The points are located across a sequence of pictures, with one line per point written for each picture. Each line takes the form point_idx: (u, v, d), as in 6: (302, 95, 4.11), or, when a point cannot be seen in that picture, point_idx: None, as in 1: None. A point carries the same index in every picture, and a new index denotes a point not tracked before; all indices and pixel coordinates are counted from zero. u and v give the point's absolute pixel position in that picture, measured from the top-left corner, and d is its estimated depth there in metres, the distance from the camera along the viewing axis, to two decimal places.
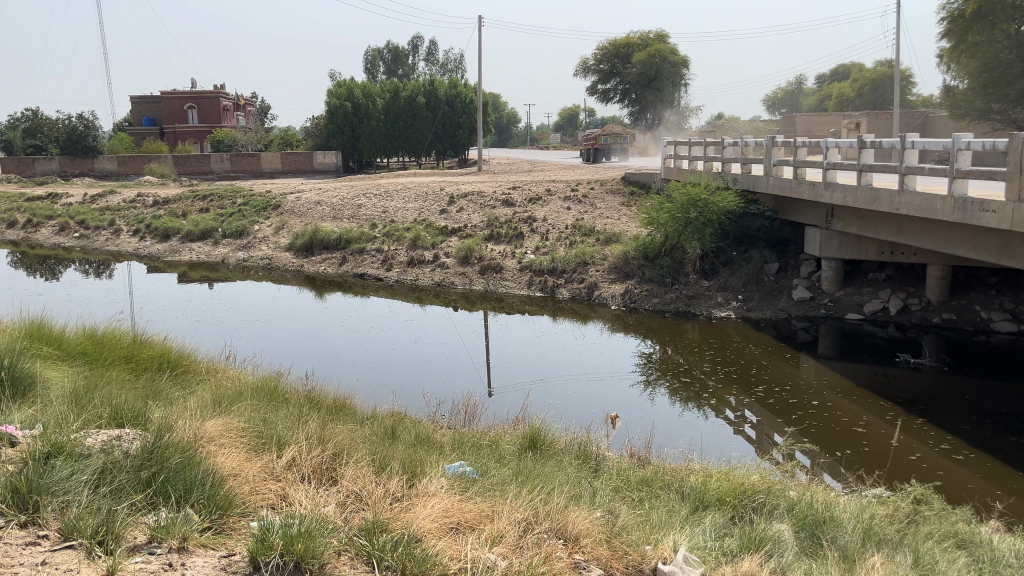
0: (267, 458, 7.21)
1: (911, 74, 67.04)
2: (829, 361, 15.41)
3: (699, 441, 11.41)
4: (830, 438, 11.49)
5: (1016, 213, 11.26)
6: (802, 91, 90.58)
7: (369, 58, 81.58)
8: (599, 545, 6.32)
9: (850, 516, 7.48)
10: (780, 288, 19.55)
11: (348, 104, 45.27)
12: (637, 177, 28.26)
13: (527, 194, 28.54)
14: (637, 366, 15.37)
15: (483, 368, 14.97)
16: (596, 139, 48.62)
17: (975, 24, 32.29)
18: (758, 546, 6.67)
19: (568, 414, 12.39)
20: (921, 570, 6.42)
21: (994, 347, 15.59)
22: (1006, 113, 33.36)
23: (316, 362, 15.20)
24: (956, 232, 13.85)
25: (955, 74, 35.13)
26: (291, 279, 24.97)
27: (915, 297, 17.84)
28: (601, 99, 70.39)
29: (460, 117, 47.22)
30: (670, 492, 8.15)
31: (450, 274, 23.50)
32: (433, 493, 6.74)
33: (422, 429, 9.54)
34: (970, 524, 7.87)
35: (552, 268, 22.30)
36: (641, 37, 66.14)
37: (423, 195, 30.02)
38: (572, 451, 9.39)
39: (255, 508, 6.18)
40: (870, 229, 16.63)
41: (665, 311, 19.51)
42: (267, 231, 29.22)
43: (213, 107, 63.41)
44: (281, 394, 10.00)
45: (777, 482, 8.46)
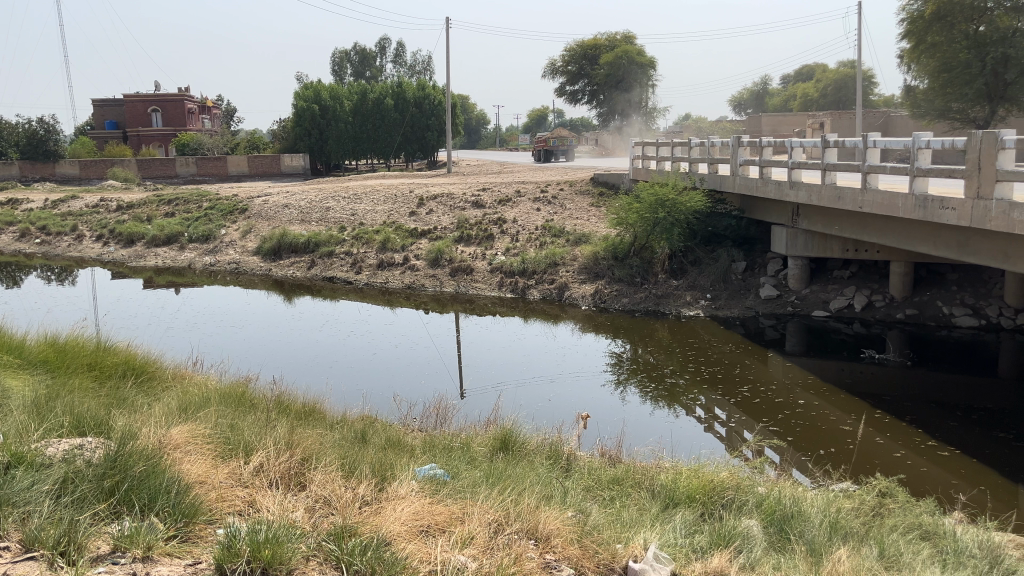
0: (234, 464, 7.14)
1: (872, 75, 68.24)
2: (796, 357, 15.62)
3: (669, 439, 11.51)
4: (798, 434, 11.64)
5: (975, 209, 11.49)
6: (768, 92, 91.59)
7: (336, 60, 81.25)
8: (569, 545, 6.34)
9: (818, 510, 7.60)
10: (747, 286, 19.77)
11: (315, 107, 45.17)
12: (606, 178, 28.34)
13: (497, 195, 28.53)
14: (608, 366, 15.43)
15: (454, 370, 14.95)
16: (545, 142, 49.19)
17: (933, 24, 32.94)
18: (728, 542, 6.75)
19: (539, 414, 12.42)
20: (886, 562, 6.54)
21: (956, 341, 15.90)
22: (965, 112, 34.07)
23: (285, 367, 15.05)
24: (918, 229, 14.09)
25: (915, 74, 35.77)
26: (259, 283, 24.73)
27: (879, 293, 18.14)
28: (569, 100, 70.74)
29: (430, 119, 46.90)
30: (641, 490, 8.18)
31: (420, 276, 23.43)
32: (404, 496, 6.73)
33: (392, 432, 9.48)
34: (933, 516, 8.01)
35: (522, 269, 22.31)
36: (608, 38, 66.52)
37: (392, 198, 29.89)
38: (543, 451, 9.39)
39: (222, 515, 6.11)
40: (834, 226, 16.87)
41: (634, 310, 19.63)
42: (234, 235, 28.94)
43: (177, 110, 62.52)
44: (249, 400, 9.88)
45: (746, 479, 8.52)
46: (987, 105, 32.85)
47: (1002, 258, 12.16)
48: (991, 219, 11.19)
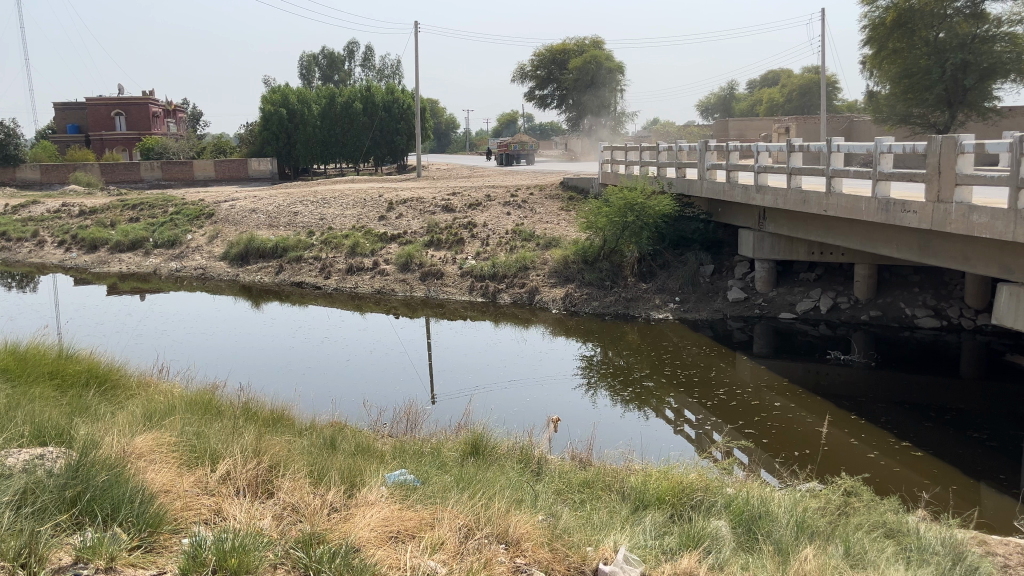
0: (200, 472, 7.05)
1: (836, 80, 69.40)
2: (763, 359, 15.80)
3: (639, 441, 11.58)
4: (765, 434, 11.78)
5: (936, 213, 11.72)
6: (734, 96, 92.56)
7: (304, 64, 80.71)
8: (539, 548, 6.35)
9: (784, 510, 7.68)
10: (715, 289, 19.98)
11: (283, 110, 44.64)
12: (575, 182, 28.43)
13: (467, 199, 28.49)
14: (578, 369, 15.46)
15: (425, 375, 14.89)
16: (507, 145, 49.81)
17: (895, 31, 33.59)
18: (697, 544, 6.80)
19: (510, 418, 12.42)
20: (852, 560, 6.64)
21: (918, 342, 16.20)
22: (925, 117, 34.79)
23: (253, 373, 14.87)
24: (881, 233, 14.33)
25: (877, 80, 36.40)
26: (226, 289, 24.46)
27: (843, 295, 18.42)
28: (539, 105, 70.78)
29: (398, 122, 47.07)
30: (611, 493, 8.22)
31: (390, 281, 23.31)
32: (373, 502, 6.70)
33: (362, 438, 9.42)
34: (897, 514, 8.13)
35: (493, 273, 22.32)
36: (577, 43, 66.91)
37: (362, 202, 29.71)
38: (514, 455, 9.37)
39: (187, 524, 6.03)
40: (800, 230, 17.11)
41: (604, 314, 19.72)
42: (201, 240, 28.59)
43: (142, 113, 61.83)
44: (216, 408, 9.76)
45: (715, 480, 8.58)
46: (947, 110, 33.61)
47: (962, 260, 12.43)
48: (951, 223, 11.42)
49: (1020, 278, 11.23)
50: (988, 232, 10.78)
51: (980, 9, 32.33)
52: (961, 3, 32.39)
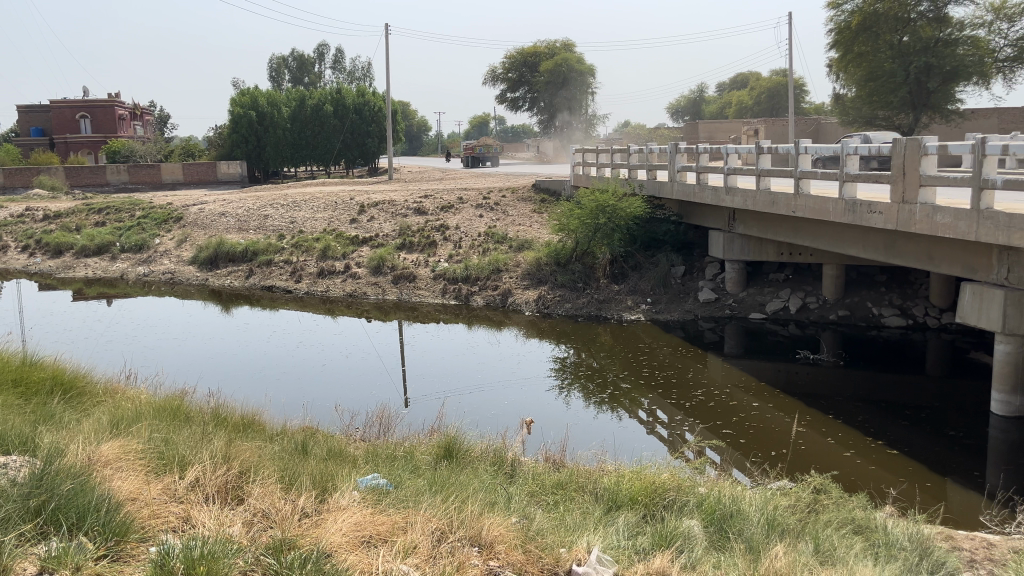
0: (168, 480, 6.95)
1: (803, 83, 70.34)
2: (734, 359, 15.95)
3: (611, 442, 11.63)
4: (737, 434, 11.89)
5: (901, 213, 11.92)
6: (703, 99, 93.39)
7: (273, 66, 80.09)
8: (513, 550, 6.36)
9: (755, 508, 7.74)
10: (686, 290, 20.13)
11: (253, 113, 43.96)
12: (547, 184, 28.51)
13: (439, 202, 28.44)
14: (552, 371, 15.49)
15: (398, 379, 14.81)
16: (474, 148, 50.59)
17: (860, 35, 34.18)
18: (669, 543, 6.85)
19: (483, 421, 12.41)
20: (822, 557, 6.73)
21: (885, 341, 16.45)
22: (890, 119, 35.35)
23: (223, 379, 14.69)
24: (848, 233, 14.54)
25: (843, 83, 36.93)
26: (195, 294, 24.18)
27: (812, 295, 18.66)
28: (510, 107, 70.85)
29: (369, 125, 46.90)
30: (585, 494, 8.24)
31: (362, 284, 23.20)
32: (345, 506, 6.67)
33: (334, 442, 9.35)
34: (866, 510, 8.22)
35: (465, 275, 22.31)
36: (548, 45, 67.19)
37: (333, 205, 29.55)
38: (487, 458, 9.37)
39: (155, 532, 5.94)
40: (769, 231, 17.30)
41: (577, 315, 19.78)
42: (169, 244, 28.24)
43: (108, 116, 60.71)
44: (185, 414, 9.62)
45: (687, 480, 8.61)
46: (912, 112, 34.18)
47: (926, 260, 12.64)
48: (916, 224, 11.62)
49: (982, 277, 11.45)
50: (951, 233, 10.98)
51: (943, 13, 32.97)
52: (924, 7, 33.05)
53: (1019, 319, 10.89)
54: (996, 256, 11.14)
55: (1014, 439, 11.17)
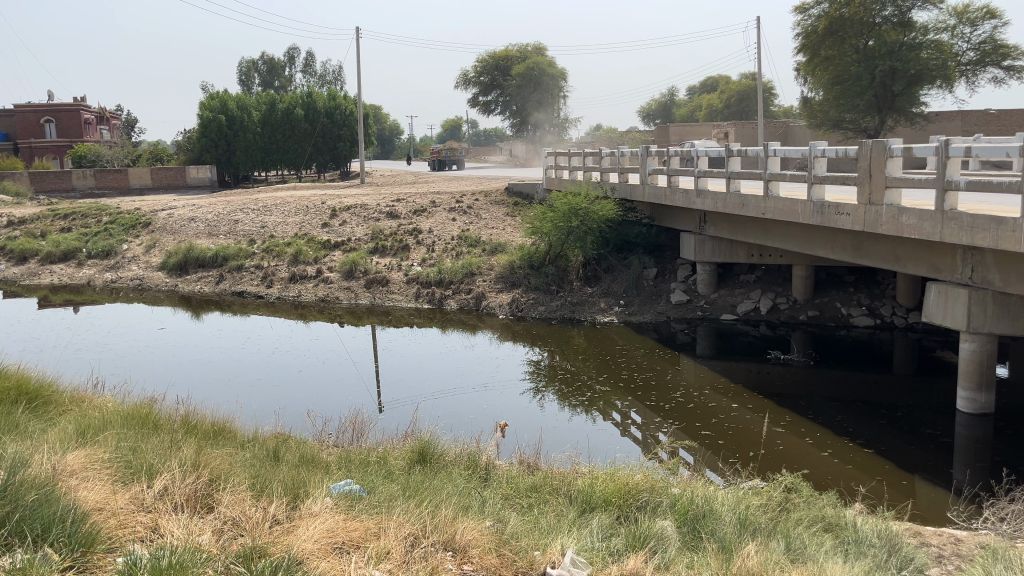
0: (136, 489, 6.86)
1: (772, 87, 71.20)
2: (706, 360, 16.07)
3: (586, 445, 11.65)
4: (715, 434, 11.95)
5: (868, 214, 12.09)
6: (674, 102, 94.08)
7: (243, 69, 79.29)
8: (487, 554, 6.35)
9: (727, 508, 7.79)
10: (658, 292, 20.27)
11: (222, 117, 44.04)
12: (520, 188, 28.54)
13: (411, 206, 28.36)
14: (526, 374, 15.50)
15: (371, 385, 14.71)
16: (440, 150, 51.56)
17: (826, 39, 34.78)
18: (643, 544, 6.88)
19: (456, 425, 12.38)
20: (792, 555, 6.80)
21: (854, 340, 16.67)
22: (857, 122, 35.82)
23: (193, 386, 14.48)
24: (817, 234, 14.73)
25: (811, 86, 37.41)
26: (164, 300, 23.87)
27: (782, 296, 18.88)
28: (482, 111, 70.74)
29: (341, 128, 46.27)
30: (559, 497, 8.24)
31: (334, 289, 23.06)
32: (318, 513, 6.63)
33: (307, 448, 9.27)
34: (836, 508, 8.31)
35: (439, 279, 22.27)
36: (519, 49, 67.45)
37: (304, 209, 29.34)
38: (461, 462, 9.33)
39: (122, 543, 5.86)
40: (739, 232, 17.47)
41: (551, 318, 19.80)
42: (137, 250, 27.88)
43: (73, 120, 59.96)
44: (154, 422, 9.48)
45: (660, 480, 8.63)
46: (878, 116, 34.69)
47: (893, 260, 12.84)
48: (882, 225, 11.79)
49: (948, 276, 11.65)
50: (916, 234, 11.16)
51: (907, 18, 33.60)
52: (889, 12, 33.65)
53: (983, 318, 11.10)
54: (960, 256, 11.35)
55: (978, 436, 11.38)
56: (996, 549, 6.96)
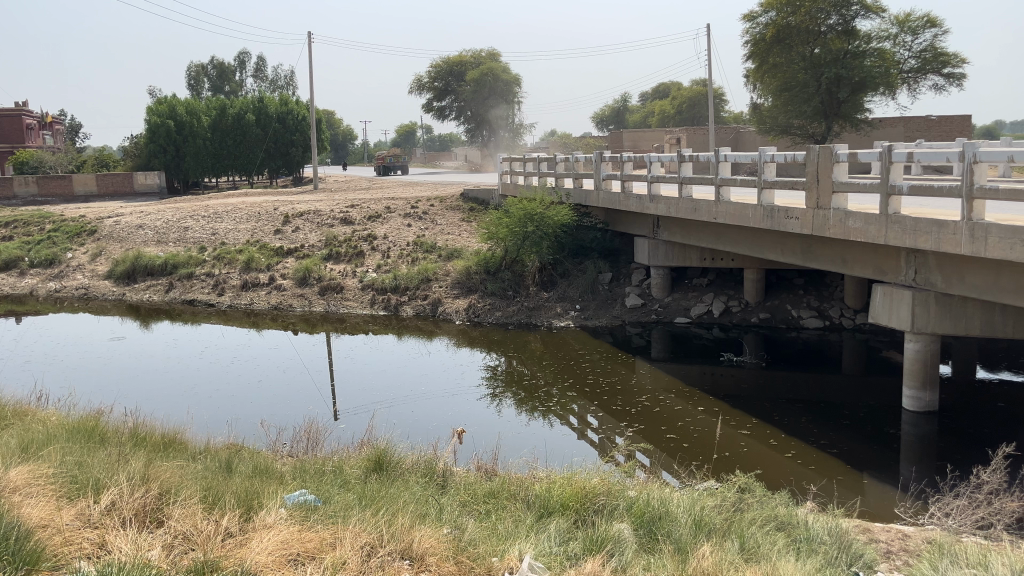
0: (82, 505, 6.69)
1: (722, 93, 72.34)
2: (661, 363, 16.25)
3: (543, 449, 11.66)
4: (679, 438, 12.02)
5: (815, 219, 12.35)
6: (627, 108, 94.88)
7: (191, 74, 77.81)
8: (444, 562, 6.34)
9: (683, 509, 7.87)
10: (613, 296, 20.45)
11: (170, 122, 42.90)
12: (475, 194, 28.55)
13: (366, 211, 28.14)
14: (483, 380, 15.47)
15: (327, 393, 14.55)
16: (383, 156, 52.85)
17: (774, 46, 35.55)
18: (600, 547, 6.93)
19: (414, 432, 12.30)
20: (747, 555, 6.90)
21: (804, 342, 17.01)
22: (805, 128, 36.52)
23: (141, 398, 14.15)
24: (767, 238, 15.01)
25: (760, 93, 38.06)
26: (111, 309, 23.29)
27: (734, 299, 19.20)
28: (437, 116, 70.28)
29: (293, 133, 45.95)
30: (516, 502, 8.20)
31: (287, 296, 22.77)
32: (272, 525, 6.55)
33: (260, 459, 9.12)
34: (788, 507, 8.44)
35: (394, 285, 22.13)
36: (473, 55, 67.50)
37: (256, 216, 28.91)
38: (418, 469, 9.25)
39: (68, 560, 5.72)
40: (692, 236, 17.73)
41: (507, 323, 19.82)
42: (82, 258, 27.17)
43: (14, 126, 58.42)
44: (102, 436, 9.24)
45: (617, 483, 8.65)
46: (824, 122, 35.46)
47: (840, 264, 13.15)
48: (830, 228, 12.06)
49: (892, 278, 11.97)
50: (862, 237, 11.45)
51: (851, 26, 34.55)
52: (834, 20, 34.40)
53: (927, 318, 11.42)
54: (904, 258, 11.67)
55: (923, 433, 11.69)
56: (943, 544, 7.16)
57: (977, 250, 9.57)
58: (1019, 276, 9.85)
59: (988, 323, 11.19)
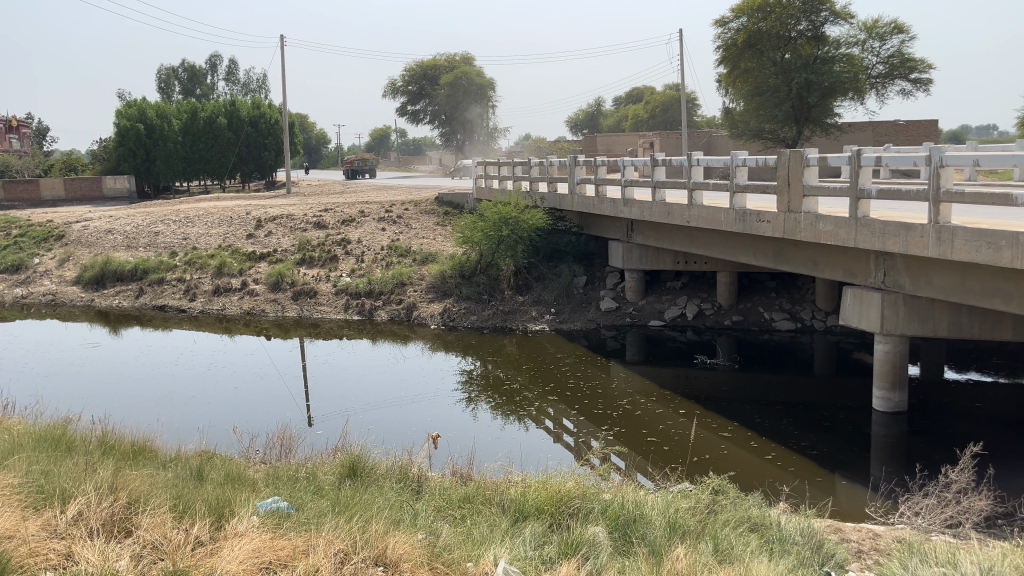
0: (49, 515, 6.58)
1: (695, 98, 72.97)
2: (636, 366, 16.33)
3: (518, 454, 11.66)
4: (659, 441, 12.05)
5: (787, 222, 12.49)
6: (601, 113, 95.33)
7: (162, 77, 77.07)
8: (419, 568, 6.32)
9: (657, 512, 7.89)
10: (588, 299, 20.51)
11: (140, 125, 42.35)
12: (451, 198, 28.53)
13: (340, 216, 27.99)
14: (458, 385, 15.43)
15: (301, 399, 14.42)
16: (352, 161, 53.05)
17: (745, 52, 35.86)
18: (575, 551, 6.95)
19: (388, 437, 12.24)
20: (720, 556, 6.94)
21: (776, 344, 17.18)
22: (776, 132, 36.91)
23: (111, 406, 13.93)
24: (739, 241, 15.15)
25: (732, 98, 38.43)
26: (80, 315, 22.94)
27: (707, 301, 19.35)
28: (411, 120, 70.19)
29: (266, 138, 45.69)
30: (491, 507, 8.17)
31: (260, 301, 22.56)
32: (244, 533, 6.49)
33: (232, 466, 9.02)
34: (761, 508, 8.48)
35: (368, 290, 22.02)
36: (447, 59, 67.58)
37: (228, 220, 28.63)
38: (392, 475, 9.20)
39: (34, 571, 5.63)
40: (665, 240, 17.84)
41: (483, 327, 19.78)
42: (50, 264, 26.74)
43: None
44: (70, 444, 9.10)
45: (591, 486, 8.65)
46: (795, 126, 35.89)
47: (811, 266, 13.30)
48: (801, 231, 12.20)
49: (862, 281, 12.13)
50: (832, 240, 11.59)
51: (820, 32, 35.11)
52: (804, 26, 35.16)
53: (896, 320, 11.57)
54: (874, 261, 11.84)
55: (893, 433, 11.86)
56: (913, 543, 7.25)
57: (943, 253, 9.73)
58: (984, 278, 10.02)
59: (955, 325, 11.35)
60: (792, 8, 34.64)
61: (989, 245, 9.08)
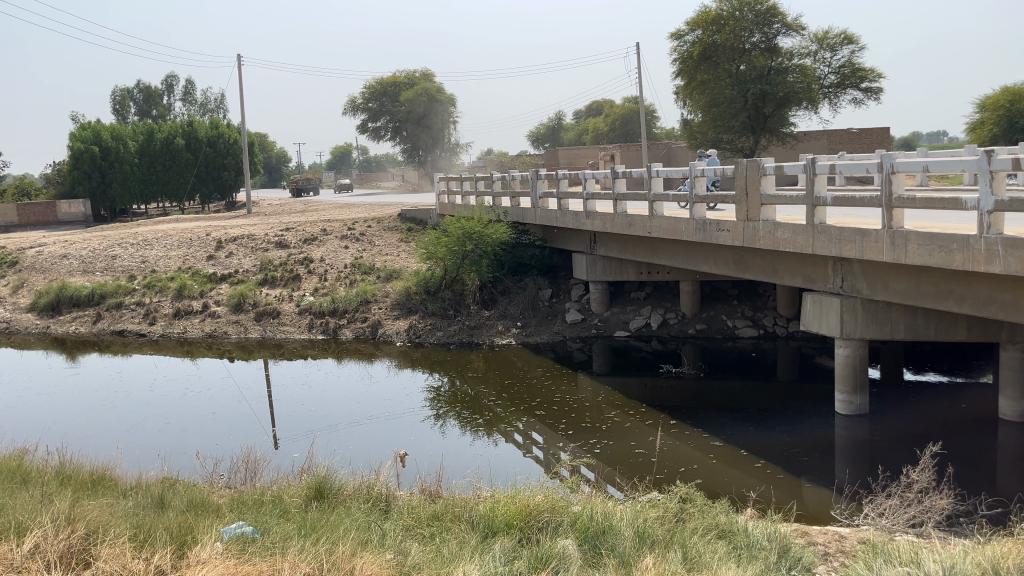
0: (4, 549, 6.41)
1: (654, 110, 73.84)
2: (602, 377, 16.40)
3: (486, 469, 11.59)
4: (634, 451, 12.04)
5: (746, 230, 12.65)
6: (562, 127, 95.93)
7: (117, 99, 76.03)
8: None
9: (626, 522, 7.91)
10: (554, 312, 20.59)
11: (95, 147, 41.49)
12: (414, 214, 28.51)
13: (302, 234, 27.78)
14: (426, 402, 15.33)
15: (266, 422, 14.20)
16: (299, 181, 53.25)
17: (701, 63, 36.35)
18: (545, 565, 6.94)
19: (355, 458, 12.10)
20: (689, 565, 6.97)
21: (740, 351, 17.38)
22: (733, 142, 37.45)
23: (70, 435, 13.60)
24: (700, 250, 15.31)
25: (689, 108, 38.95)
26: (35, 343, 22.39)
27: (671, 311, 19.54)
28: (372, 137, 69.80)
29: (224, 158, 45.56)
30: (460, 524, 8.11)
31: (222, 323, 22.25)
32: (207, 559, 6.38)
33: (195, 492, 8.82)
34: (728, 515, 8.51)
35: (332, 309, 21.82)
36: (407, 76, 67.83)
37: (187, 242, 28.21)
38: (360, 495, 9.08)
39: None
40: (628, 251, 17.97)
41: (449, 343, 19.71)
42: (3, 291, 26.09)
43: None
44: (26, 476, 8.87)
45: (561, 499, 8.61)
46: (752, 135, 36.46)
47: (771, 274, 13.49)
48: (760, 239, 12.37)
49: (821, 287, 12.34)
50: (791, 247, 11.77)
51: (773, 44, 35.97)
52: (757, 38, 35.89)
53: (855, 324, 11.78)
54: (831, 267, 12.06)
55: (856, 435, 12.06)
56: (877, 544, 7.37)
57: (898, 257, 9.95)
58: (937, 280, 10.26)
59: (912, 328, 11.59)
60: (745, 21, 35.37)
61: (941, 249, 9.29)
